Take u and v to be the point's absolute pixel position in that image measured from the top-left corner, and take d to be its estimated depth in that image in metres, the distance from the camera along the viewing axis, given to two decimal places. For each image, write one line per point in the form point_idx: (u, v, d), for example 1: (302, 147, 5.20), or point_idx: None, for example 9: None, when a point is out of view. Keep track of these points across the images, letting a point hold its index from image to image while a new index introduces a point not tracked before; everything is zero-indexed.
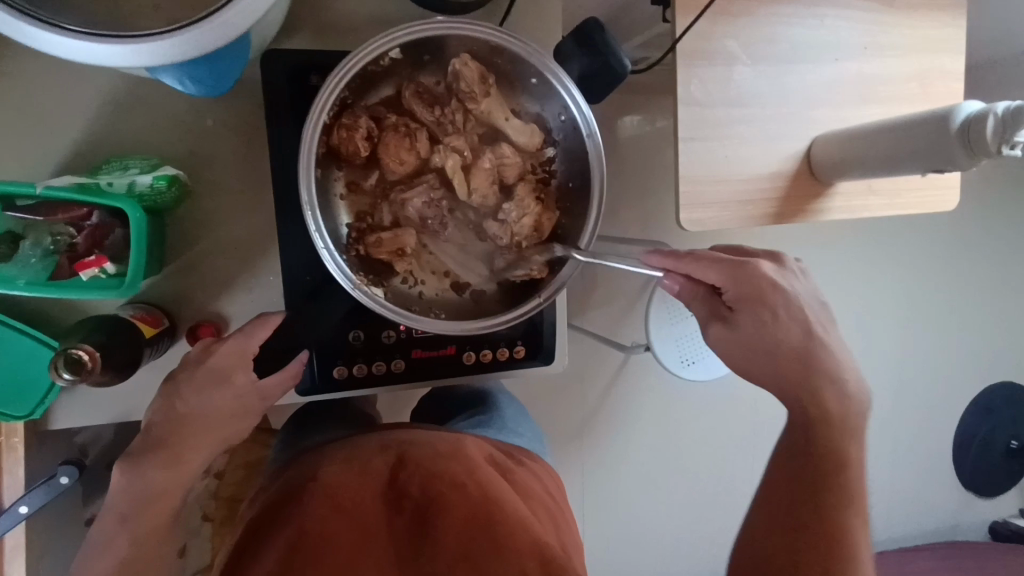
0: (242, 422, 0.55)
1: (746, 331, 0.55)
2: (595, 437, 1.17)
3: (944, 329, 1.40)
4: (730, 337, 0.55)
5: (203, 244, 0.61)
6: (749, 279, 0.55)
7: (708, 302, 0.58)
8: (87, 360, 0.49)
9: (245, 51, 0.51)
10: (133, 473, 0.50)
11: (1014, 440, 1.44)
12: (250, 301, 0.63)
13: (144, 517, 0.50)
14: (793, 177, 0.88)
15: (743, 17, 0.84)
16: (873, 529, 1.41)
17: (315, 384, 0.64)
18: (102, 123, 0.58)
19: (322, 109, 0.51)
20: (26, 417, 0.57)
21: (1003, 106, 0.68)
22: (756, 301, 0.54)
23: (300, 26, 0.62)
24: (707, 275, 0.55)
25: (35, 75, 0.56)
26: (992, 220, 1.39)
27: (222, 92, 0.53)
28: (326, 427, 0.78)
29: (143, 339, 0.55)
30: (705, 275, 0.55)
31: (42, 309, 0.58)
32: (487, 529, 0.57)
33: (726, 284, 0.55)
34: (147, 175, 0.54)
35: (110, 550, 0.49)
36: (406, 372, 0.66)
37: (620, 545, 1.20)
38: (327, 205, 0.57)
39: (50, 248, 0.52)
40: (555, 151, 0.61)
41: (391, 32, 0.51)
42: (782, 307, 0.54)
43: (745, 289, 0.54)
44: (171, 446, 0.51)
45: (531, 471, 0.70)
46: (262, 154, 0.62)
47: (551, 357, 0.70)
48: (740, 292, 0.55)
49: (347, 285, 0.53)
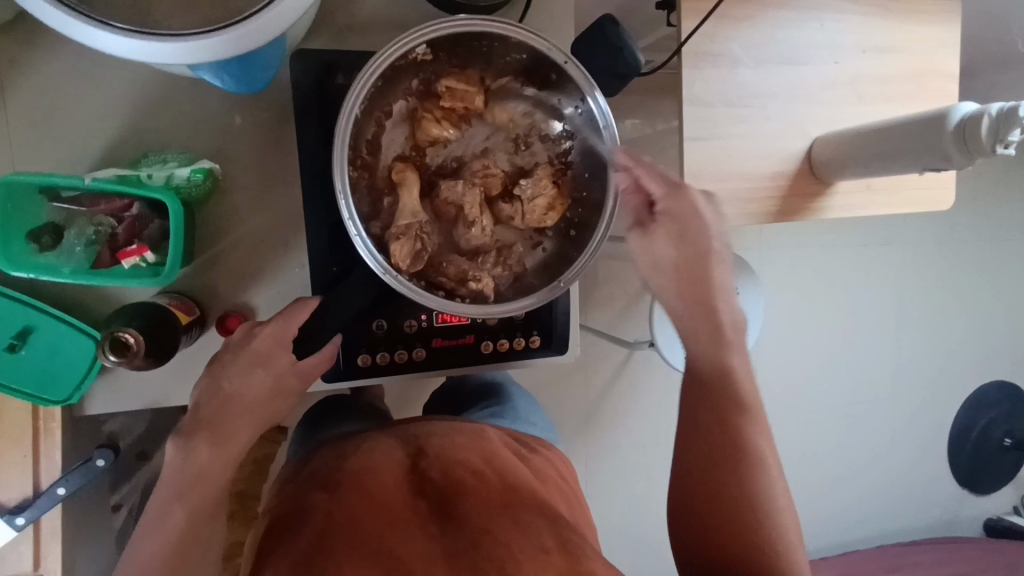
0: (282, 402, 0.59)
1: (665, 238, 0.61)
2: (602, 431, 1.20)
3: (941, 327, 1.43)
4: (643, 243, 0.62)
5: (233, 236, 0.64)
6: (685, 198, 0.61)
7: (636, 210, 0.62)
8: (132, 343, 0.52)
9: (280, 50, 0.53)
10: (184, 449, 0.54)
11: (1009, 437, 1.46)
12: (277, 291, 0.65)
13: (194, 492, 0.52)
14: (794, 175, 0.91)
15: (745, 20, 0.87)
16: (872, 524, 1.44)
17: (340, 373, 0.66)
18: (137, 119, 0.60)
19: (356, 101, 0.54)
20: (64, 403, 0.59)
21: (997, 107, 0.71)
22: (679, 217, 0.61)
23: (324, 27, 0.64)
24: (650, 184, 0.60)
25: (71, 72, 0.59)
26: (985, 220, 1.43)
27: (257, 89, 0.55)
28: (349, 419, 0.80)
29: (179, 326, 0.57)
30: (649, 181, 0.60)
31: (79, 298, 0.59)
32: (503, 506, 0.59)
33: (660, 195, 0.61)
34: (185, 168, 0.57)
35: (164, 524, 0.51)
36: (426, 361, 0.68)
37: (627, 536, 1.24)
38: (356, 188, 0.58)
39: (92, 237, 0.54)
40: (572, 145, 0.64)
41: (420, 29, 0.53)
42: (711, 224, 0.62)
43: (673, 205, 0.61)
44: (216, 425, 0.55)
45: (545, 458, 0.72)
46: (290, 149, 0.64)
47: (564, 347, 0.72)
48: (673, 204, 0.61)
49: (378, 271, 0.55)
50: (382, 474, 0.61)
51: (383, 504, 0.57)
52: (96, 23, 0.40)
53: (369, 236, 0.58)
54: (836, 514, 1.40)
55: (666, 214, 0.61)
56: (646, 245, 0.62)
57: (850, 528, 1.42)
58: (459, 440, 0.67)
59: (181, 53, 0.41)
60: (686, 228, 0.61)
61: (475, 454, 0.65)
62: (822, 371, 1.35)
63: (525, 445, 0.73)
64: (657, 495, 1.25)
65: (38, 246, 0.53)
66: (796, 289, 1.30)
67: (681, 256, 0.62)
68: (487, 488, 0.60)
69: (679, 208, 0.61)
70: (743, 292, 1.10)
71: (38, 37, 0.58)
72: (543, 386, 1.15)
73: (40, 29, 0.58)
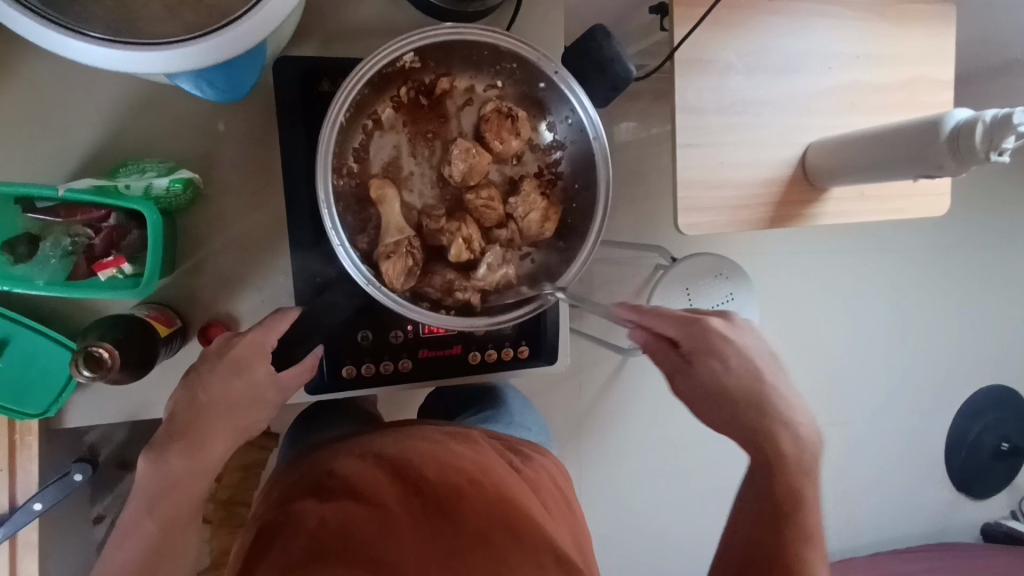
0: (259, 411, 0.57)
1: (702, 383, 0.60)
2: (594, 438, 1.19)
3: (936, 332, 1.42)
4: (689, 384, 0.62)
5: (215, 244, 0.62)
6: (701, 332, 0.59)
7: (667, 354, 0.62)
8: (106, 357, 0.50)
9: (262, 56, 0.52)
10: (157, 462, 0.52)
11: (1005, 442, 1.46)
12: (259, 300, 0.64)
13: (167, 504, 0.51)
14: (788, 182, 0.90)
15: (738, 26, 0.86)
16: (867, 531, 1.43)
17: (323, 384, 0.65)
18: (117, 126, 0.59)
19: (340, 109, 0.53)
20: (40, 415, 0.58)
21: (991, 114, 0.70)
22: (708, 355, 0.59)
23: (309, 31, 0.63)
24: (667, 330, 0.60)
25: (49, 78, 0.58)
26: (980, 226, 1.43)
27: (239, 97, 0.54)
28: (336, 424, 0.79)
29: (158, 337, 0.56)
30: (664, 328, 0.59)
31: (57, 310, 0.58)
32: (504, 520, 0.58)
33: (683, 339, 0.60)
34: (164, 178, 0.56)
35: (137, 535, 0.50)
36: (413, 372, 0.67)
37: (620, 544, 1.23)
38: (342, 196, 0.58)
39: (69, 248, 0.53)
40: (562, 155, 0.63)
41: (408, 37, 0.52)
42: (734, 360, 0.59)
43: (698, 343, 0.59)
44: (194, 434, 0.53)
45: (539, 465, 0.70)
46: (273, 156, 0.63)
47: (554, 357, 0.71)
48: (693, 344, 0.59)
49: (361, 281, 0.54)
50: (372, 476, 0.60)
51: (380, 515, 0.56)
52: (69, 31, 0.39)
53: (352, 246, 0.57)
54: (831, 521, 1.39)
55: (694, 357, 0.60)
56: (689, 387, 0.62)
57: (846, 535, 1.41)
58: (456, 445, 0.65)
59: (161, 62, 0.41)
60: (720, 362, 0.59)
61: (472, 461, 0.63)
62: (817, 378, 1.34)
63: (518, 453, 0.71)
64: (649, 502, 1.23)
65: (13, 256, 0.52)
66: (791, 296, 1.29)
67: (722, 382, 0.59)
68: (482, 496, 0.60)
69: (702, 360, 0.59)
70: (737, 298, 1.09)
71: (15, 42, 0.57)
72: (535, 393, 1.14)
73: (16, 35, 0.57)
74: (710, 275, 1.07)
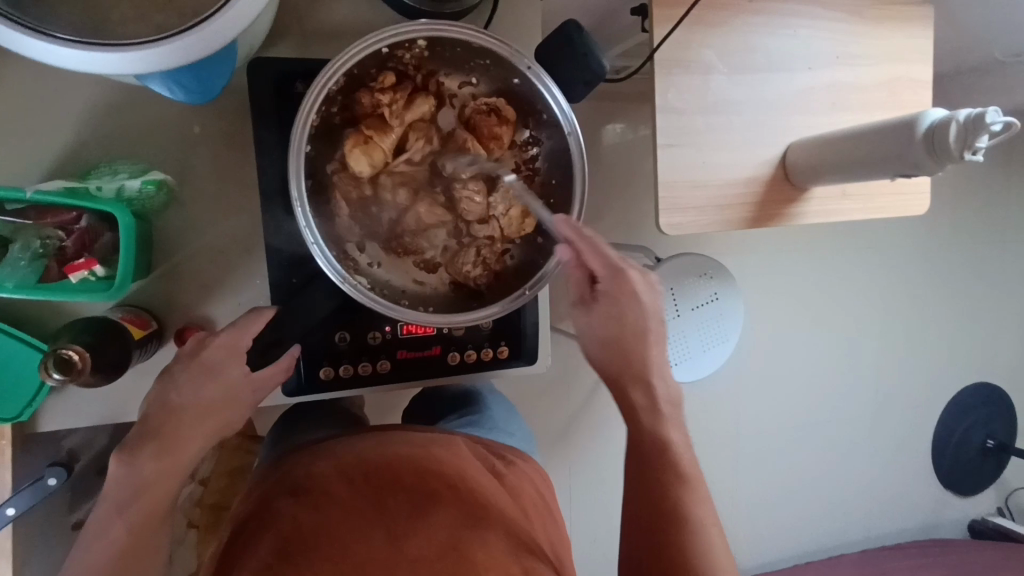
0: (233, 411, 0.57)
1: (600, 320, 0.62)
2: (581, 439, 1.19)
3: (920, 329, 1.44)
4: (586, 319, 0.63)
5: (191, 247, 0.62)
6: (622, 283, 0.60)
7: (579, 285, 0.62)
8: (77, 360, 0.50)
9: (233, 58, 0.52)
10: (128, 464, 0.51)
11: (990, 439, 1.49)
12: (236, 303, 0.64)
13: (136, 507, 0.52)
14: (769, 181, 0.91)
15: (718, 27, 0.87)
16: (856, 528, 1.44)
17: (300, 386, 0.65)
18: (90, 128, 0.59)
19: (311, 110, 0.53)
20: (14, 420, 0.57)
21: (965, 113, 0.71)
22: (617, 297, 0.61)
23: (284, 34, 0.63)
24: (592, 262, 0.59)
25: (19, 80, 0.57)
26: (964, 224, 1.44)
27: (211, 98, 0.54)
28: (318, 425, 0.79)
29: (132, 342, 0.56)
30: (591, 258, 0.58)
31: (30, 314, 0.58)
32: (474, 521, 0.59)
33: (602, 275, 0.60)
34: (136, 180, 0.57)
35: (105, 539, 0.50)
36: (391, 373, 0.67)
37: (608, 545, 1.23)
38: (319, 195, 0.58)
39: (39, 251, 0.52)
40: (538, 151, 0.63)
41: (378, 34, 0.52)
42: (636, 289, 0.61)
43: (613, 283, 0.60)
44: (165, 436, 0.53)
45: (522, 470, 0.68)
46: (248, 157, 0.63)
47: (534, 357, 0.71)
48: (612, 285, 0.60)
49: (336, 279, 0.55)
50: (347, 479, 0.60)
51: (352, 514, 0.57)
52: (30, 31, 0.39)
53: (327, 246, 0.57)
54: (819, 518, 1.40)
55: (605, 296, 0.61)
56: (586, 321, 0.63)
57: (833, 533, 1.42)
58: (435, 446, 0.65)
59: (131, 63, 0.41)
60: (621, 307, 0.61)
61: (451, 460, 0.64)
62: (804, 375, 1.35)
63: (502, 457, 0.69)
64: None
65: None
66: (778, 296, 1.30)
67: (617, 330, 0.62)
68: (455, 503, 0.60)
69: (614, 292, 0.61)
70: (721, 298, 1.10)
71: None
72: (521, 394, 1.15)
73: None
74: (695, 275, 1.08)
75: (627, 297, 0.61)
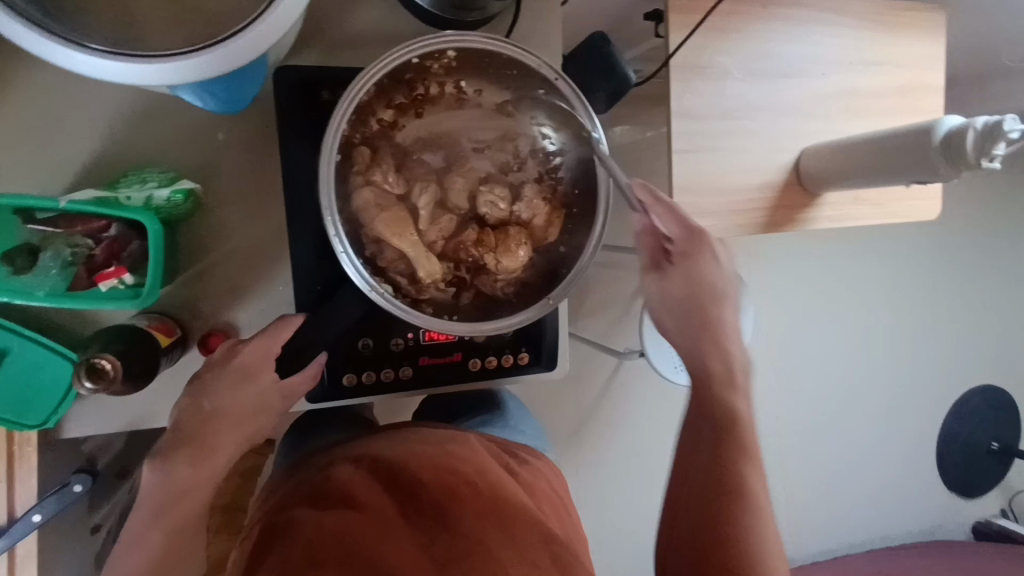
0: (263, 419, 0.59)
1: (679, 280, 0.61)
2: (592, 442, 1.20)
3: (926, 332, 1.44)
4: (659, 284, 0.62)
5: (216, 254, 0.62)
6: (701, 246, 0.61)
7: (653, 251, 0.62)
8: (110, 368, 0.51)
9: (262, 69, 0.52)
10: (160, 470, 0.54)
11: (996, 442, 1.49)
12: (260, 310, 0.64)
13: (172, 513, 0.53)
14: (782, 186, 0.91)
15: (733, 32, 0.87)
16: (863, 531, 1.44)
17: (324, 392, 0.65)
18: (116, 136, 0.59)
19: (342, 120, 0.53)
20: (38, 427, 0.57)
21: (982, 121, 0.71)
22: (694, 258, 0.61)
23: (310, 42, 0.63)
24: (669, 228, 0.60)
25: (47, 88, 0.57)
26: (971, 227, 1.44)
27: (238, 108, 0.54)
28: (333, 430, 0.79)
29: (159, 348, 0.57)
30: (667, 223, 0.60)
31: (56, 321, 0.58)
32: (499, 517, 0.58)
33: (677, 238, 0.60)
34: (165, 189, 0.56)
35: (139, 547, 0.52)
36: (414, 379, 0.67)
37: (617, 548, 1.23)
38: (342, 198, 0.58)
39: (69, 259, 0.52)
40: (562, 160, 0.64)
41: (408, 45, 0.52)
42: (711, 266, 0.61)
43: (690, 242, 0.60)
44: (197, 442, 0.55)
45: (536, 469, 0.71)
46: (273, 166, 0.63)
47: (553, 363, 0.72)
48: (686, 248, 0.61)
49: (365, 287, 0.54)
50: (367, 483, 0.60)
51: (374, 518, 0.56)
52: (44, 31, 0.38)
53: (355, 253, 0.57)
54: (827, 521, 1.40)
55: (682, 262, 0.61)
56: (659, 286, 0.62)
57: (841, 536, 1.42)
58: (451, 448, 0.66)
59: (161, 74, 0.40)
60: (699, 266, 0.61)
61: (467, 463, 0.65)
62: (812, 378, 1.35)
63: (516, 457, 0.71)
64: (645, 508, 1.24)
65: (12, 267, 0.51)
66: (788, 299, 1.31)
67: (691, 287, 0.62)
68: (476, 500, 0.60)
69: (691, 258, 0.61)
70: (731, 301, 1.10)
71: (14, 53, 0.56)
72: (533, 396, 1.15)
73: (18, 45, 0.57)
74: None
75: (701, 258, 0.61)
